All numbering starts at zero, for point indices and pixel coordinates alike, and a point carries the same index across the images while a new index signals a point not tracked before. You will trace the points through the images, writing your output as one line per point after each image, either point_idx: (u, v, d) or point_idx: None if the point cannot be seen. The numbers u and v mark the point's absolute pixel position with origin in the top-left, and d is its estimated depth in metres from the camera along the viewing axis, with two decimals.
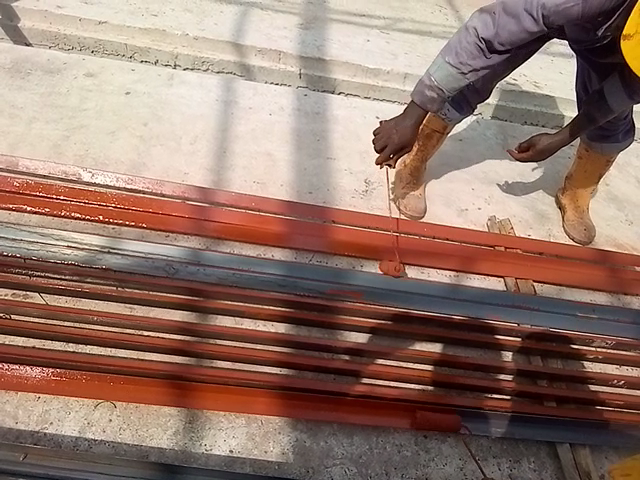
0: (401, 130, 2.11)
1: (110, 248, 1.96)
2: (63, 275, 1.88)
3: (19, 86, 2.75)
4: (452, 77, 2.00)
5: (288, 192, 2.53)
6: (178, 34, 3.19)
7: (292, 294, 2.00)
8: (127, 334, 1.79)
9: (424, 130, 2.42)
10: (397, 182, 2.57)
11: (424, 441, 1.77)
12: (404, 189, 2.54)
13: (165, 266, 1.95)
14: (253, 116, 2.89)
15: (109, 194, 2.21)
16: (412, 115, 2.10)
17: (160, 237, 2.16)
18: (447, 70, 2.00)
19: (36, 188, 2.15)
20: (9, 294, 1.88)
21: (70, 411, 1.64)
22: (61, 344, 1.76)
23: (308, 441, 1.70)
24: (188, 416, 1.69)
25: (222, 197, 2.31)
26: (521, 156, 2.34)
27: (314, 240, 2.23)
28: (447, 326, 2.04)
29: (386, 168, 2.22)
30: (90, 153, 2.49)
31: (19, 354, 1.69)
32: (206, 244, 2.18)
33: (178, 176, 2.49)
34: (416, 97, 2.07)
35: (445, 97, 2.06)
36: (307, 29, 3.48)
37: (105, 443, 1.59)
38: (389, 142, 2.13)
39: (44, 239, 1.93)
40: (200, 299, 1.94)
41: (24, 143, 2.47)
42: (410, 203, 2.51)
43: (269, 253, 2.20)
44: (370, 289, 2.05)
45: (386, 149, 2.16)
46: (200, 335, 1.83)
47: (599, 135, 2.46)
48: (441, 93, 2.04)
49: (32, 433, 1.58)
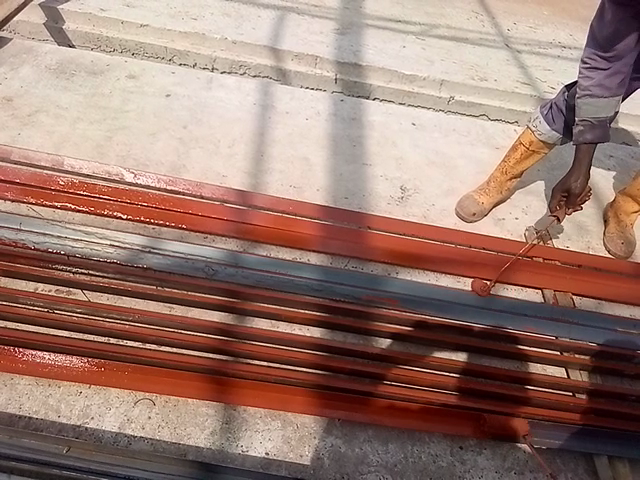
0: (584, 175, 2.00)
1: (151, 248, 2.01)
2: (105, 273, 1.92)
3: (63, 87, 2.82)
4: (601, 106, 2.03)
5: (324, 196, 2.54)
6: (217, 38, 3.24)
7: (328, 299, 2.00)
8: (167, 332, 1.81)
9: (521, 148, 2.39)
10: (480, 189, 2.56)
11: (460, 452, 1.75)
12: (481, 198, 2.54)
13: (205, 267, 1.97)
14: (289, 121, 2.91)
15: (149, 194, 2.25)
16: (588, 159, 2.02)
17: (199, 238, 2.19)
18: (609, 102, 2.03)
19: (81, 187, 2.20)
20: (53, 290, 1.92)
21: (110, 406, 1.67)
22: (102, 339, 1.79)
23: (343, 447, 1.70)
24: (225, 417, 1.70)
25: (259, 200, 2.34)
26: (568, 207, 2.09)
27: (349, 246, 2.23)
28: (484, 337, 2.01)
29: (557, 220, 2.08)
30: (131, 153, 2.54)
31: (61, 349, 1.72)
32: (243, 247, 2.20)
33: (216, 178, 2.51)
34: (588, 136, 2.05)
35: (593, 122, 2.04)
36: (343, 35, 3.49)
37: (144, 440, 1.62)
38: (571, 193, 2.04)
39: (88, 237, 1.99)
40: (238, 301, 1.96)
41: (69, 143, 2.53)
42: (467, 207, 2.53)
43: (305, 257, 2.21)
44: (406, 296, 2.04)
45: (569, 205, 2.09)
46: (237, 336, 1.84)
47: None
48: (589, 122, 2.04)
49: (74, 427, 1.61)
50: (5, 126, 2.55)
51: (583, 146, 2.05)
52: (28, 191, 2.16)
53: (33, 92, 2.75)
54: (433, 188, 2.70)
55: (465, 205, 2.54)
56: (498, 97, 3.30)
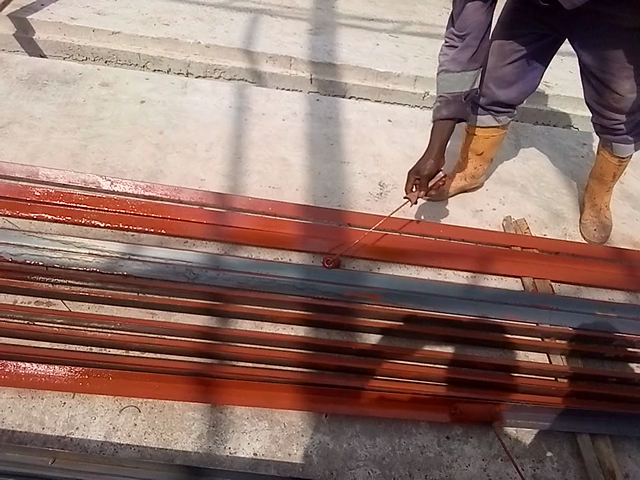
0: (437, 154, 1.99)
1: (131, 255, 1.99)
2: (85, 282, 1.91)
3: (36, 97, 2.80)
4: (455, 82, 1.97)
5: (304, 195, 2.55)
6: (190, 42, 3.23)
7: (311, 297, 2.01)
8: (150, 338, 1.80)
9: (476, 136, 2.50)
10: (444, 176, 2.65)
11: (447, 442, 1.77)
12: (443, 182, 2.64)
13: (186, 271, 1.97)
14: (266, 122, 2.91)
15: (128, 202, 2.24)
16: (438, 140, 1.98)
17: (179, 242, 2.18)
18: (464, 77, 1.97)
19: (57, 197, 2.19)
20: (33, 302, 1.90)
21: (95, 415, 1.66)
22: (85, 348, 1.78)
23: (331, 443, 1.71)
24: (212, 420, 1.70)
25: (238, 202, 2.34)
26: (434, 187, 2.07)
27: (330, 243, 2.24)
28: (467, 327, 2.03)
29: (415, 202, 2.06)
30: (108, 161, 2.52)
31: (43, 360, 1.71)
32: (224, 249, 2.20)
33: (195, 182, 2.51)
34: (438, 115, 1.99)
35: (449, 98, 1.98)
36: (317, 35, 3.51)
37: (131, 448, 1.61)
38: (421, 175, 2.02)
39: (66, 247, 1.96)
40: (220, 304, 1.96)
41: (43, 153, 2.50)
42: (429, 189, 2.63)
43: (286, 257, 2.22)
44: (388, 291, 2.06)
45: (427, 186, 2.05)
46: (221, 338, 1.84)
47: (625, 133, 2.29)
48: (446, 99, 1.98)
49: (59, 438, 1.60)
50: None
51: (439, 123, 1.99)
52: (3, 203, 2.13)
53: (5, 103, 2.73)
54: None
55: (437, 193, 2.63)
56: None
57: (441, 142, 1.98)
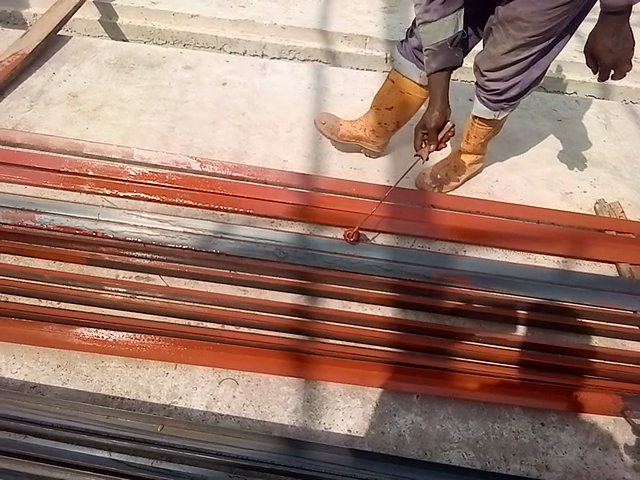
0: (441, 109, 1.91)
1: (223, 233, 2.00)
2: (181, 258, 1.96)
3: (124, 81, 2.90)
4: (435, 30, 1.87)
5: (385, 176, 2.54)
6: (266, 24, 3.25)
7: (398, 279, 1.97)
8: (244, 313, 1.85)
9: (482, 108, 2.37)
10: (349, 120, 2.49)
11: (542, 428, 1.74)
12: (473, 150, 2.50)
13: (275, 250, 1.98)
14: (345, 103, 2.91)
15: (216, 182, 2.29)
16: (436, 93, 1.91)
17: (266, 222, 2.24)
18: (444, 24, 1.86)
19: (152, 177, 2.27)
20: (133, 276, 2.03)
21: (196, 386, 1.73)
22: (184, 322, 1.86)
23: (424, 423, 1.71)
24: (307, 395, 1.74)
25: (323, 183, 2.34)
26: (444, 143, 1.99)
27: (414, 225, 2.22)
28: (560, 313, 1.98)
29: (423, 158, 2.02)
30: (194, 142, 2.60)
31: (146, 333, 1.80)
32: (309, 230, 2.24)
33: (278, 163, 2.55)
34: (433, 66, 1.90)
35: (434, 51, 1.89)
36: (392, 13, 3.44)
37: (231, 418, 1.68)
38: (429, 129, 1.94)
39: (162, 226, 1.98)
40: (309, 283, 1.98)
41: (134, 135, 2.61)
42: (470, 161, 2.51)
43: (370, 238, 2.21)
44: (478, 274, 1.98)
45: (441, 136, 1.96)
46: (314, 317, 1.86)
47: (489, 96, 2.12)
48: (433, 51, 1.89)
49: (164, 406, 1.69)
50: (73, 122, 2.65)
51: (432, 77, 1.92)
52: (102, 183, 2.23)
53: (97, 87, 2.84)
54: (496, 164, 2.65)
55: (429, 174, 2.46)
56: (550, 63, 3.09)
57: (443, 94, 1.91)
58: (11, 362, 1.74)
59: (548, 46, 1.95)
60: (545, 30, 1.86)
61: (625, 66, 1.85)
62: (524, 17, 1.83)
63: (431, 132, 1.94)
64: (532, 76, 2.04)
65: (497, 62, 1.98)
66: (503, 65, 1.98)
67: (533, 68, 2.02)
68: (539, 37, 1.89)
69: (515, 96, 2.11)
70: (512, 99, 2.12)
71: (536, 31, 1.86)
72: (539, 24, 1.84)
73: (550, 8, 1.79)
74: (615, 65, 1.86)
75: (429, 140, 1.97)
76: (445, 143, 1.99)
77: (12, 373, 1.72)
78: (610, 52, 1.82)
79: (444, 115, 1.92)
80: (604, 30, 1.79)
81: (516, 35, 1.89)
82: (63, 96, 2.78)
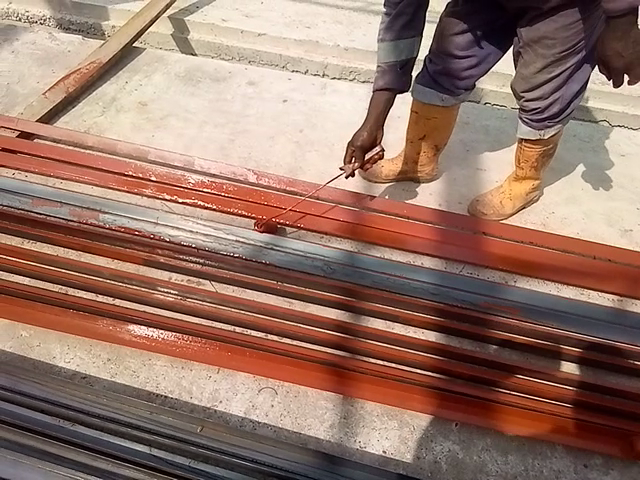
0: (370, 128, 2.08)
1: (274, 244, 1.98)
2: (232, 266, 2.02)
3: (191, 93, 3.03)
4: (390, 49, 2.05)
5: (438, 200, 2.54)
6: (330, 45, 3.32)
7: (445, 304, 1.94)
8: (287, 325, 1.88)
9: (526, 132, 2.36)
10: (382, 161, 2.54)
11: (585, 470, 1.67)
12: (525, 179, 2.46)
13: (323, 266, 1.96)
14: (402, 126, 2.93)
15: (272, 195, 2.32)
16: (373, 111, 2.09)
17: (316, 238, 2.32)
18: (397, 46, 2.04)
19: (209, 186, 2.35)
20: (185, 279, 2.13)
21: (236, 392, 1.76)
22: (229, 328, 1.90)
23: (461, 453, 1.68)
24: (344, 412, 1.74)
25: (374, 203, 2.35)
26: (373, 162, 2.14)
27: (464, 252, 2.19)
28: (612, 354, 1.91)
29: (349, 175, 2.10)
30: (252, 156, 2.68)
31: (193, 335, 1.86)
32: (358, 248, 2.28)
33: (331, 181, 2.59)
34: (379, 83, 2.09)
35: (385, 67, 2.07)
36: None
37: (268, 427, 1.70)
38: (355, 147, 2.09)
39: (216, 232, 1.99)
40: (355, 301, 2.02)
41: (196, 145, 2.72)
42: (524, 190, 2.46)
43: (418, 261, 2.27)
44: (530, 305, 1.88)
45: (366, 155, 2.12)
46: (357, 335, 1.86)
47: (529, 116, 2.17)
48: (384, 66, 2.07)
49: (204, 408, 1.73)
50: (141, 129, 2.78)
51: (376, 94, 2.10)
52: (163, 189, 2.33)
53: (165, 98, 2.98)
54: (552, 195, 2.60)
55: (483, 201, 2.43)
56: (617, 98, 3.01)
57: (380, 113, 2.09)
58: (65, 352, 1.83)
59: (580, 60, 2.04)
60: (574, 42, 1.96)
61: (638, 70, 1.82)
62: (550, 35, 1.94)
63: (358, 150, 2.09)
64: (570, 90, 2.10)
65: (533, 81, 2.06)
66: (539, 83, 2.05)
67: (570, 83, 2.09)
68: (569, 51, 1.98)
69: (557, 113, 2.15)
70: (555, 117, 2.16)
71: (565, 45, 1.96)
72: (566, 38, 1.94)
73: (573, 20, 1.91)
74: (628, 69, 1.84)
75: (355, 157, 2.10)
76: (366, 165, 2.14)
77: (65, 362, 1.81)
78: (620, 56, 1.80)
79: (370, 135, 2.08)
80: (612, 34, 1.77)
81: (546, 53, 1.98)
82: (133, 104, 2.93)
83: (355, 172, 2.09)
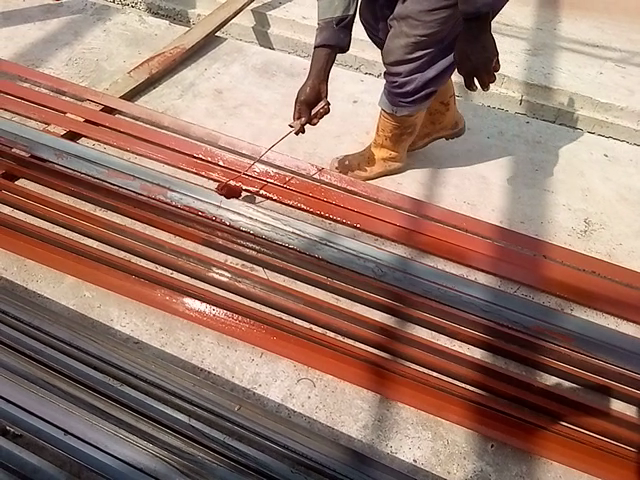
0: (311, 83, 2.22)
1: (328, 241, 2.06)
2: (287, 258, 2.07)
3: (265, 85, 3.11)
4: (326, 6, 2.12)
5: (499, 217, 2.49)
6: None
7: (495, 323, 1.93)
8: (334, 318, 1.90)
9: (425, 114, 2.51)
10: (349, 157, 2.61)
11: None
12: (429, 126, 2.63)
13: (375, 267, 2.01)
14: (471, 138, 2.89)
15: (331, 192, 2.37)
16: (313, 67, 2.21)
17: (370, 239, 2.29)
18: (334, 3, 2.10)
19: (275, 178, 2.40)
20: (238, 264, 2.16)
21: (276, 378, 1.80)
22: (277, 314, 1.94)
23: (493, 474, 1.66)
24: (379, 414, 1.75)
25: (433, 212, 2.34)
26: (316, 119, 2.28)
27: (520, 272, 2.15)
28: None
29: (301, 130, 2.22)
30: (317, 152, 2.73)
31: (242, 317, 1.91)
32: (411, 254, 2.25)
33: (392, 185, 2.59)
34: (320, 39, 2.19)
35: (327, 23, 2.14)
36: (536, 56, 3.30)
37: (302, 417, 1.73)
38: (303, 102, 2.24)
39: (275, 223, 2.10)
40: (401, 307, 1.98)
41: (266, 136, 2.79)
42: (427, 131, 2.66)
43: (471, 275, 2.20)
44: (582, 335, 1.87)
45: (312, 114, 2.26)
46: (400, 338, 1.85)
47: (395, 90, 2.30)
48: (327, 24, 2.15)
49: (244, 389, 1.78)
50: (215, 115, 2.88)
51: (316, 51, 2.21)
52: (229, 175, 2.39)
53: (240, 88, 3.07)
54: (621, 226, 2.50)
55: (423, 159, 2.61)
56: None
57: (320, 68, 2.21)
58: (122, 315, 1.92)
59: (439, 49, 2.18)
60: (432, 32, 2.10)
61: (484, 76, 1.96)
62: (414, 16, 2.08)
63: (303, 104, 2.24)
64: (426, 76, 2.24)
65: (397, 55, 2.20)
66: (397, 59, 2.20)
67: (428, 71, 2.23)
68: (431, 38, 2.12)
69: (412, 93, 2.29)
70: (411, 96, 2.31)
71: (426, 30, 2.09)
72: (426, 23, 2.07)
73: (432, 9, 2.03)
74: (477, 74, 1.97)
75: (302, 114, 2.25)
76: (315, 120, 2.27)
77: (120, 326, 1.90)
78: (468, 59, 1.94)
79: (312, 88, 2.23)
80: (465, 36, 1.92)
81: (410, 30, 2.11)
82: (210, 90, 3.03)
83: (304, 126, 2.22)
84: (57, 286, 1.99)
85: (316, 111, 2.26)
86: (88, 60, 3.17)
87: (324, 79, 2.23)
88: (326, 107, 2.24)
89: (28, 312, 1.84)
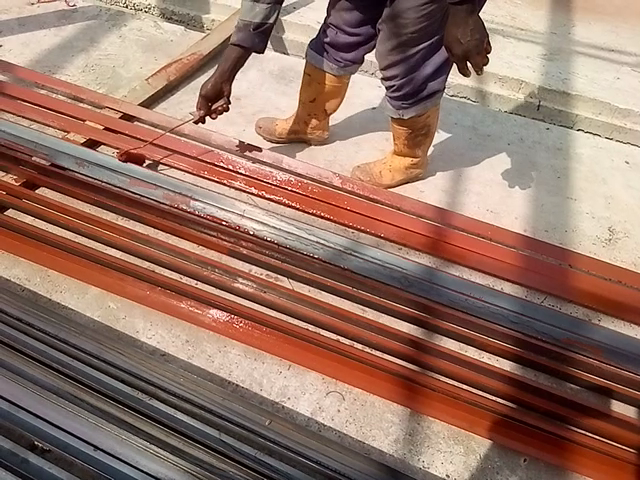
0: (212, 81, 2.17)
1: (352, 250, 2.03)
2: (312, 268, 2.05)
3: (282, 92, 3.09)
4: (245, 9, 2.06)
5: (523, 226, 2.47)
6: None
7: (523, 334, 1.90)
8: (363, 330, 1.87)
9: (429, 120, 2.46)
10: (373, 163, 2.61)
11: None
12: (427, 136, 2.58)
13: (401, 278, 1.99)
14: (491, 145, 2.87)
15: (352, 200, 2.34)
16: (225, 66, 2.15)
17: (395, 248, 2.33)
18: (254, 8, 2.04)
19: (296, 185, 2.38)
20: (263, 273, 2.15)
21: (304, 391, 1.79)
22: (303, 326, 1.93)
23: None
24: (409, 428, 1.73)
25: (457, 221, 2.32)
26: (211, 115, 2.29)
27: (547, 281, 2.12)
28: None
29: (196, 119, 2.25)
30: (338, 160, 2.72)
31: (269, 328, 1.89)
32: (436, 264, 2.31)
33: (415, 193, 2.59)
34: (235, 39, 2.11)
35: (243, 24, 2.08)
36: (552, 61, 3.27)
37: (333, 431, 1.72)
38: (203, 97, 2.22)
39: (299, 231, 2.08)
40: (430, 318, 1.96)
41: (285, 144, 2.78)
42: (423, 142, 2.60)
43: (498, 285, 2.26)
44: (613, 348, 1.83)
45: (203, 107, 2.25)
46: (429, 350, 1.82)
47: (396, 94, 2.29)
48: (245, 26, 2.08)
49: (273, 402, 1.77)
50: (233, 122, 2.87)
51: (230, 50, 2.14)
52: (250, 183, 2.38)
53: (257, 94, 3.05)
54: None
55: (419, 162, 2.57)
56: None
57: (228, 69, 2.15)
58: (148, 327, 1.91)
59: (431, 45, 2.18)
60: (421, 27, 2.11)
61: (476, 58, 1.82)
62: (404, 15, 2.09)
63: (202, 98, 2.21)
64: (423, 73, 2.24)
65: (392, 58, 2.20)
66: (393, 61, 2.21)
67: (425, 68, 2.23)
68: (422, 33, 2.13)
69: (412, 94, 2.28)
70: (412, 98, 2.30)
71: (415, 27, 2.10)
72: (417, 20, 2.08)
73: (417, 6, 2.05)
74: (468, 57, 1.84)
75: (202, 108, 2.25)
76: (206, 114, 2.27)
77: (146, 338, 1.89)
78: (459, 42, 1.82)
79: (213, 86, 2.19)
80: (453, 18, 1.82)
81: (400, 30, 2.13)
82: (228, 97, 3.02)
83: (201, 120, 2.24)
84: (81, 297, 1.99)
85: (216, 107, 2.26)
86: (104, 66, 3.16)
87: (227, 79, 2.18)
88: (225, 106, 2.23)
89: (53, 324, 1.81)
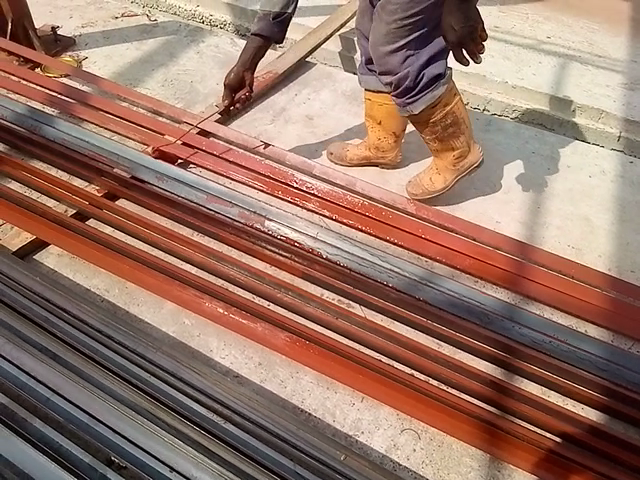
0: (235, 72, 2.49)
1: (428, 281, 1.99)
2: (387, 298, 2.00)
3: (355, 113, 3.07)
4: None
5: (606, 264, 2.36)
6: (497, 80, 3.14)
7: (611, 382, 1.80)
8: (440, 366, 1.82)
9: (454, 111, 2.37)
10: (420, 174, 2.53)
11: None
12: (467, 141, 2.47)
13: (481, 314, 1.92)
14: (571, 177, 2.75)
15: (425, 228, 2.29)
16: (250, 52, 2.42)
17: (470, 279, 2.20)
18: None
19: (369, 210, 2.34)
20: (335, 299, 2.09)
21: (378, 426, 1.75)
22: (377, 357, 1.88)
23: None
24: (489, 475, 1.66)
25: (540, 256, 2.22)
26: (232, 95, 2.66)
27: (634, 326, 2.00)
28: None
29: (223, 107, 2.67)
30: None
31: (341, 357, 1.85)
32: (515, 300, 2.16)
33: (490, 223, 2.51)
34: (258, 26, 2.35)
35: (266, 13, 2.31)
36: (633, 91, 3.13)
37: (408, 471, 1.67)
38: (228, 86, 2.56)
39: (374, 257, 2.05)
40: (513, 359, 1.86)
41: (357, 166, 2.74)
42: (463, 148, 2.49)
43: (582, 328, 2.07)
44: None
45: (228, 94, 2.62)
46: (512, 394, 1.75)
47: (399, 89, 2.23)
48: (266, 13, 2.31)
49: (346, 435, 1.73)
50: (306, 142, 2.88)
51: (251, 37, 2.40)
52: (324, 205, 2.38)
53: (331, 115, 3.05)
54: None
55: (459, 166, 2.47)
56: None
57: (249, 59, 2.44)
58: (221, 347, 1.92)
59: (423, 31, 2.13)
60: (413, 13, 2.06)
61: (470, 45, 2.00)
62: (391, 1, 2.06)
63: (227, 86, 2.57)
64: (418, 63, 2.17)
65: (383, 49, 2.16)
66: (384, 53, 2.16)
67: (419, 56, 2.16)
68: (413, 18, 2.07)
69: (415, 86, 2.21)
70: (411, 91, 2.22)
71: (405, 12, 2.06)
72: (406, 4, 2.04)
73: None
74: (463, 43, 2.01)
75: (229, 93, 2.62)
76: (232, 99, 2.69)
77: (220, 357, 1.90)
78: (454, 30, 1.98)
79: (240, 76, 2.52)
80: (448, 8, 1.97)
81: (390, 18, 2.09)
82: (301, 116, 3.02)
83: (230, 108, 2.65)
84: (157, 312, 2.01)
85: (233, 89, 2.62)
86: (182, 81, 3.23)
87: (248, 68, 2.49)
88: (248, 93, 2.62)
89: (132, 339, 1.82)
